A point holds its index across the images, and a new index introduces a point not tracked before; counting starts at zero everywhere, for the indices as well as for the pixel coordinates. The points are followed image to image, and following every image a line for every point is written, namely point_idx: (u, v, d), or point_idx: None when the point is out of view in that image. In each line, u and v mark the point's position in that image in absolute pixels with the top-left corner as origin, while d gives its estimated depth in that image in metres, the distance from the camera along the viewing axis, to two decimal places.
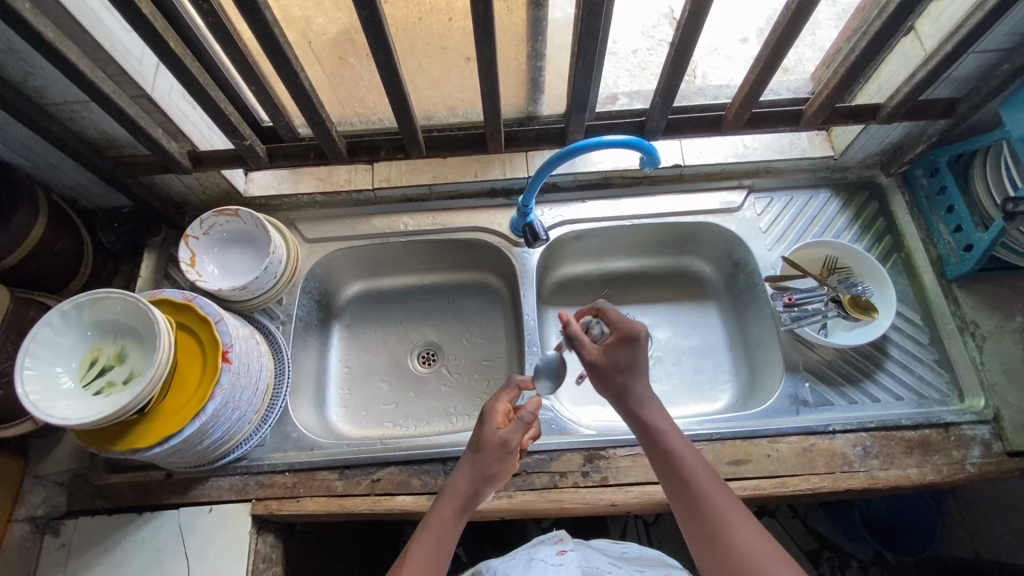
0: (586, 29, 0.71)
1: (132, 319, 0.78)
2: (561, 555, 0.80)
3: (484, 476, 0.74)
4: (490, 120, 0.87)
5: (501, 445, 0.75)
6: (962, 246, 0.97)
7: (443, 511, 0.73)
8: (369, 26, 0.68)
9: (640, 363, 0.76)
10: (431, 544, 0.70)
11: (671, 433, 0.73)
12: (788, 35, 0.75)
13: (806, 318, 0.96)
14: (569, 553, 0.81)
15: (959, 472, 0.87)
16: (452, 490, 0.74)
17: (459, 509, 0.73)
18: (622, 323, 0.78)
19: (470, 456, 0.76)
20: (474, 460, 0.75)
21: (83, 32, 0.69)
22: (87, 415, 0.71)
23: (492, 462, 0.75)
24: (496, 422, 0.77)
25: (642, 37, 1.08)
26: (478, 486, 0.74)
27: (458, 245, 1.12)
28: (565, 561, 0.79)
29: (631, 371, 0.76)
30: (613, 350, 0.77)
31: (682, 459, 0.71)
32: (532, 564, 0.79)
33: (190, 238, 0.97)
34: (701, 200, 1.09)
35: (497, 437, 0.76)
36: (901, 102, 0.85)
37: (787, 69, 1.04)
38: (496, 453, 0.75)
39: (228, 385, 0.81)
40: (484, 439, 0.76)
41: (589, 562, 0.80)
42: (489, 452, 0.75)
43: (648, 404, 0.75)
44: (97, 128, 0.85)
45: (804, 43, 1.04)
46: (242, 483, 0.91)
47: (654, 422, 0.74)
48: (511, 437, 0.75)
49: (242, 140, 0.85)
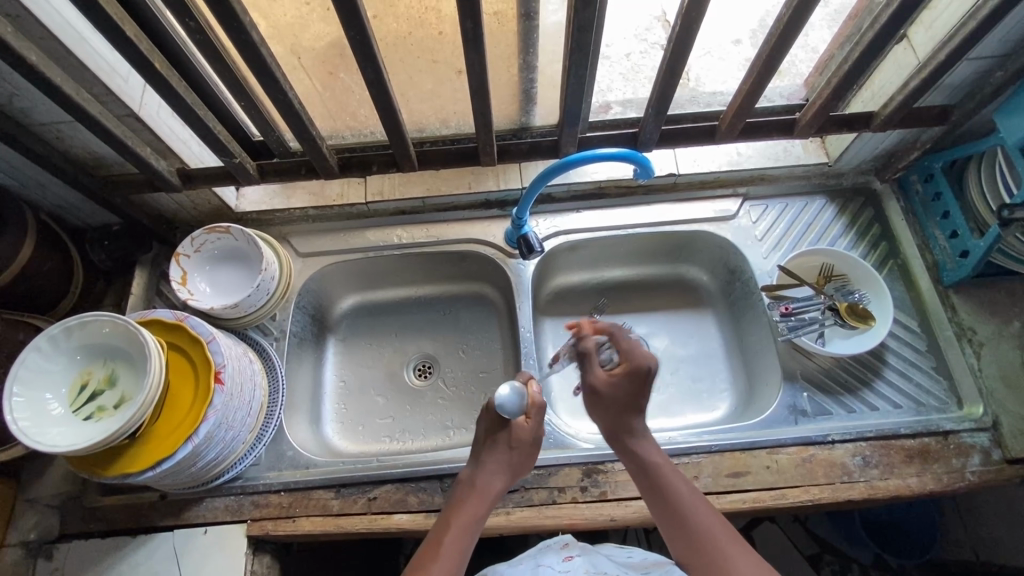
0: (577, 44, 0.70)
1: (123, 341, 0.77)
2: (567, 562, 0.79)
3: (514, 471, 0.82)
4: (483, 134, 0.86)
5: (533, 443, 0.83)
6: (958, 252, 0.97)
7: (473, 508, 0.77)
8: (358, 44, 0.67)
9: (641, 403, 0.81)
10: (461, 541, 0.74)
11: (664, 465, 0.77)
12: (780, 46, 0.75)
13: (803, 327, 0.96)
14: (575, 559, 0.80)
15: (959, 480, 0.87)
16: (483, 488, 0.79)
17: (482, 513, 0.77)
18: (631, 355, 0.82)
19: (500, 456, 0.81)
20: (506, 461, 0.81)
21: (67, 53, 0.68)
22: (77, 442, 0.70)
23: (520, 456, 0.82)
24: (521, 420, 0.83)
25: (634, 41, 1.08)
26: (507, 480, 0.81)
27: (453, 257, 1.11)
28: (572, 567, 0.78)
29: (626, 406, 0.81)
30: (619, 383, 0.82)
31: (672, 482, 0.75)
32: (540, 570, 0.79)
33: (182, 255, 0.96)
34: (696, 208, 1.09)
35: (528, 436, 0.83)
36: (896, 109, 0.84)
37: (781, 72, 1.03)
38: (528, 452, 0.83)
39: (221, 407, 0.80)
40: (515, 442, 0.82)
41: (595, 567, 0.78)
42: (519, 450, 0.82)
43: (640, 436, 0.80)
44: (85, 147, 0.84)
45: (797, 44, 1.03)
46: (237, 503, 0.90)
47: (643, 445, 0.79)
48: (537, 432, 0.84)
49: (231, 158, 0.84)
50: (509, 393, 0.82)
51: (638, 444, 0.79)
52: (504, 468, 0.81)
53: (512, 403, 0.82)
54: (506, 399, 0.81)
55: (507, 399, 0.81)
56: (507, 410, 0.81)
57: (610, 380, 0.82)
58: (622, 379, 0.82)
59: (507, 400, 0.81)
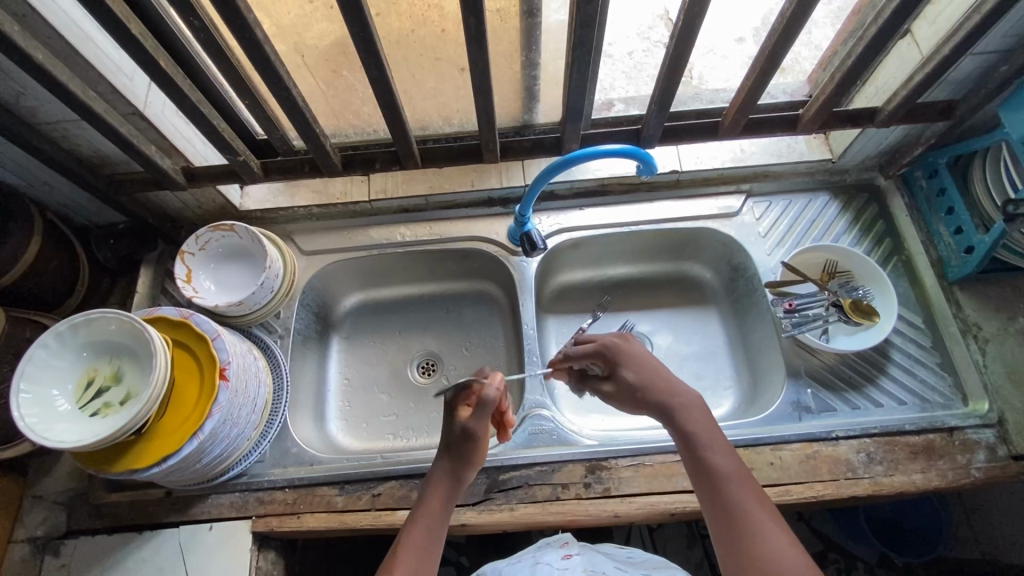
0: (580, 40, 0.70)
1: (129, 338, 0.77)
2: (566, 560, 0.80)
3: (459, 466, 0.76)
4: (486, 131, 0.86)
5: (468, 434, 0.75)
6: (963, 248, 0.96)
7: (433, 507, 0.73)
8: (361, 41, 0.67)
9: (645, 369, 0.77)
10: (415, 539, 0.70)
11: (704, 436, 0.68)
12: (784, 41, 0.73)
13: (806, 323, 0.96)
14: (574, 558, 0.81)
15: (965, 476, 0.87)
16: (432, 487, 0.75)
17: (440, 513, 0.72)
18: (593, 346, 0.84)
19: (441, 454, 0.77)
20: (446, 457, 0.76)
21: (73, 52, 0.68)
22: (84, 437, 0.71)
23: (459, 452, 0.76)
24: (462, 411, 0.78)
25: (636, 39, 1.08)
26: (451, 477, 0.75)
27: (456, 255, 1.11)
28: (570, 565, 0.79)
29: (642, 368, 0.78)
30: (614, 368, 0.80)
31: (711, 453, 0.67)
32: (538, 568, 0.80)
33: (186, 253, 0.96)
34: (699, 205, 1.09)
35: (459, 429, 0.76)
36: (900, 104, 0.84)
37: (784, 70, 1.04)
38: (465, 443, 0.75)
39: (226, 403, 0.81)
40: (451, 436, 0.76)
41: (593, 566, 0.79)
42: (457, 444, 0.76)
43: (676, 402, 0.72)
44: (91, 146, 0.84)
45: (800, 42, 1.03)
46: (242, 500, 0.91)
47: (683, 413, 0.71)
48: (472, 422, 0.75)
49: (236, 155, 0.84)
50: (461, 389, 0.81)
51: (677, 412, 0.71)
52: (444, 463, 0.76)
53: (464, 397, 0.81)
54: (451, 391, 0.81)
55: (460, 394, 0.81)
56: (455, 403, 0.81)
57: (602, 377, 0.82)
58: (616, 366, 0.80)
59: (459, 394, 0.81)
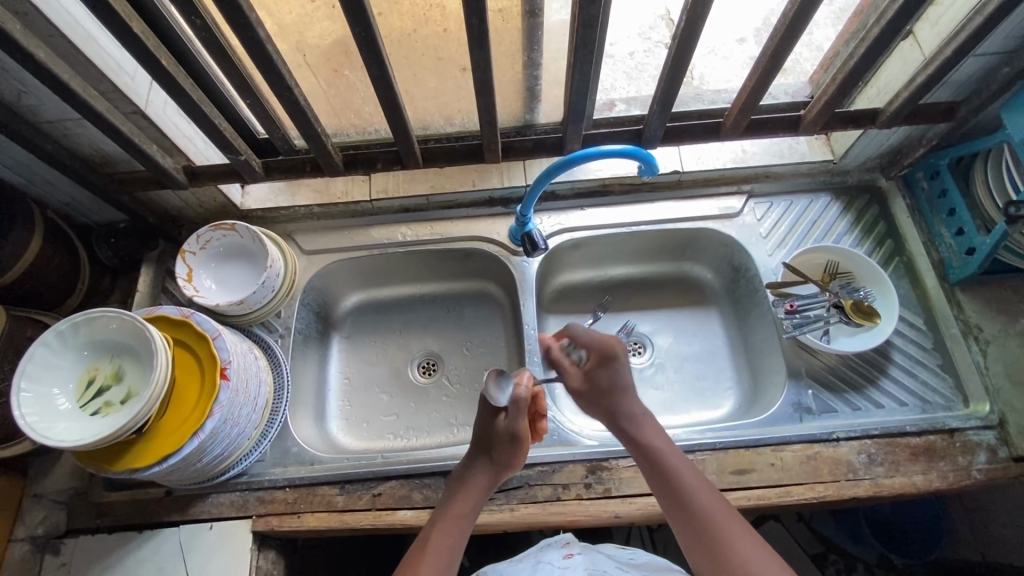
0: (582, 41, 0.69)
1: (129, 337, 0.77)
2: (568, 559, 0.79)
3: (499, 467, 0.80)
4: (487, 131, 0.86)
5: (513, 437, 0.79)
6: (964, 249, 0.96)
7: (458, 510, 0.78)
8: (363, 40, 0.67)
9: (624, 383, 0.81)
10: (444, 538, 0.75)
11: (671, 455, 0.76)
12: (786, 42, 0.73)
13: (808, 324, 0.95)
14: (575, 557, 0.80)
15: (966, 478, 0.87)
16: (469, 488, 0.79)
17: (468, 516, 0.78)
18: (595, 341, 0.83)
19: (484, 456, 0.81)
20: (488, 459, 0.80)
21: (75, 51, 0.68)
22: (84, 436, 0.71)
23: (501, 452, 0.80)
24: (500, 415, 0.81)
25: (638, 39, 1.07)
26: (490, 477, 0.80)
27: (457, 254, 1.11)
28: (572, 564, 0.79)
29: (611, 392, 0.81)
30: (596, 374, 0.82)
31: (673, 465, 0.75)
32: (539, 567, 0.79)
33: (187, 252, 0.96)
34: (700, 205, 1.09)
35: (504, 432, 0.79)
36: (902, 106, 0.84)
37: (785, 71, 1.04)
38: (509, 447, 0.79)
39: (226, 403, 0.81)
40: (492, 437, 0.80)
41: (595, 566, 0.78)
42: (500, 448, 0.80)
43: (640, 419, 0.80)
44: (92, 144, 0.84)
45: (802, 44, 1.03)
46: (242, 499, 0.91)
47: (645, 429, 0.79)
48: (516, 426, 0.79)
49: (237, 155, 0.84)
50: (500, 381, 0.83)
51: (640, 429, 0.79)
52: (485, 464, 0.80)
53: (507, 393, 0.83)
54: (489, 383, 0.82)
55: (499, 389, 0.83)
56: (499, 394, 0.82)
57: (588, 374, 0.83)
58: (597, 370, 0.82)
59: (500, 388, 0.83)
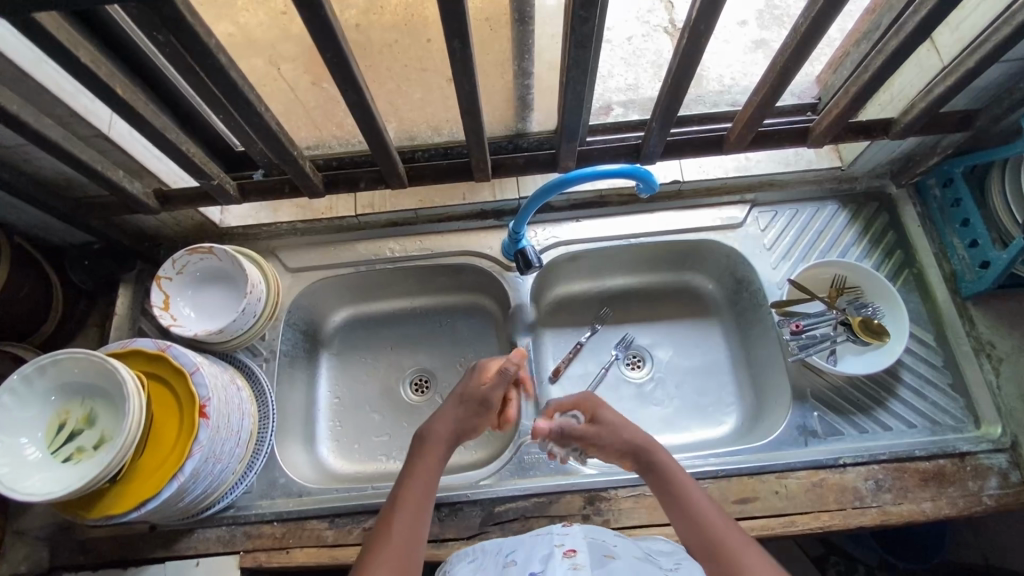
0: (575, 61, 0.63)
1: (100, 379, 0.73)
2: (566, 528, 0.77)
3: (464, 423, 0.81)
4: (475, 151, 0.80)
5: (483, 400, 0.81)
6: (977, 263, 0.92)
7: (429, 459, 0.76)
8: (336, 66, 0.60)
9: (626, 428, 0.80)
10: (416, 487, 0.73)
11: (680, 473, 0.75)
12: (798, 58, 0.66)
13: (814, 345, 0.91)
14: (575, 527, 0.77)
15: (976, 504, 0.84)
16: (433, 442, 0.78)
17: (436, 466, 0.76)
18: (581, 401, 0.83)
19: (451, 405, 0.81)
20: (457, 411, 0.81)
21: (26, 77, 0.63)
22: (55, 488, 0.67)
23: (472, 409, 0.81)
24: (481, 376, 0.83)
25: (635, 23, 1.01)
26: (455, 430, 0.80)
27: (448, 269, 1.06)
28: (571, 533, 0.76)
29: (617, 434, 0.79)
30: (596, 425, 0.81)
31: (684, 487, 0.73)
32: (538, 538, 0.77)
33: (163, 278, 0.91)
34: (701, 216, 1.04)
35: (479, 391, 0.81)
36: (918, 116, 0.78)
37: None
38: (478, 404, 0.81)
39: (206, 442, 0.77)
40: (467, 391, 0.82)
41: (595, 535, 0.76)
42: (472, 403, 0.81)
43: (652, 447, 0.78)
44: (55, 169, 0.79)
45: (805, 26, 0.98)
46: (229, 534, 0.88)
47: (660, 456, 0.77)
48: (495, 390, 0.82)
49: (210, 180, 0.78)
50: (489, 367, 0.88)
51: (657, 455, 0.77)
52: (455, 415, 0.80)
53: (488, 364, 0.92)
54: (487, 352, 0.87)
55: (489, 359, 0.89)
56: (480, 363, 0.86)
57: (589, 427, 0.81)
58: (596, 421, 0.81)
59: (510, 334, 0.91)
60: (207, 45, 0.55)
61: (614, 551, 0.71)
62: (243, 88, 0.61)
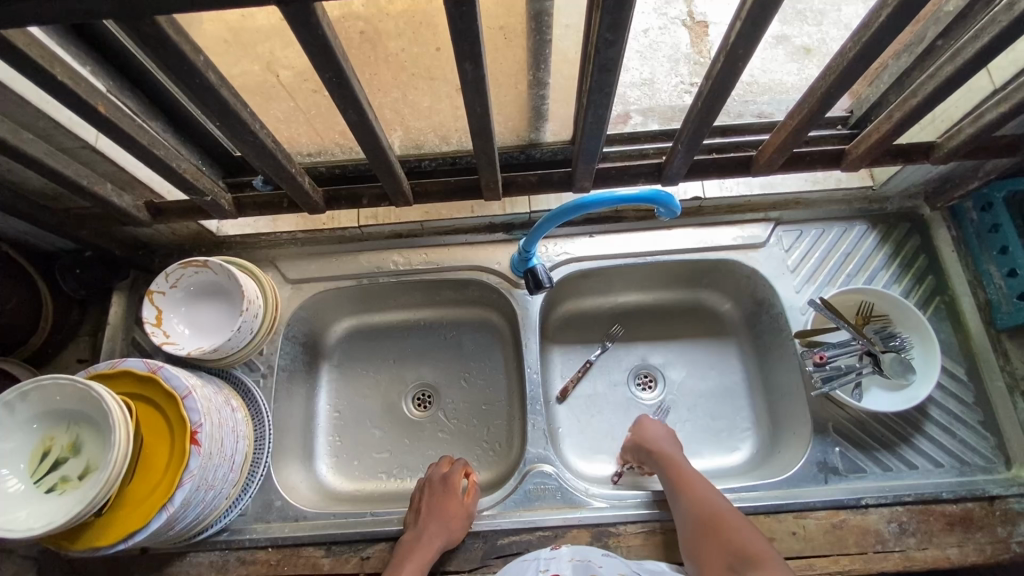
0: (598, 85, 0.58)
1: (86, 405, 0.69)
2: (553, 550, 0.77)
3: (450, 526, 0.80)
4: (485, 171, 0.75)
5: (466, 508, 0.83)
6: (1016, 294, 0.87)
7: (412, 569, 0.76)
8: (336, 87, 0.55)
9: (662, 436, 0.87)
10: None
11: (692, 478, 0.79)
12: (841, 84, 0.60)
13: (838, 378, 0.86)
14: (562, 548, 0.77)
15: (1004, 552, 0.79)
16: (422, 550, 0.77)
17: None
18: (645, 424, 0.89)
19: (432, 516, 0.80)
20: (441, 515, 0.80)
21: (2, 89, 0.58)
22: (37, 522, 0.64)
23: (457, 515, 0.81)
24: (461, 492, 0.84)
25: (653, 15, 0.95)
26: (441, 547, 0.79)
27: (454, 284, 1.02)
28: (557, 555, 0.75)
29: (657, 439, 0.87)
30: (649, 427, 0.89)
31: (696, 491, 0.77)
32: (523, 561, 0.76)
33: (156, 293, 0.87)
34: (720, 234, 0.99)
35: (461, 512, 0.82)
36: (964, 142, 0.72)
37: (811, 49, 0.90)
38: (461, 518, 0.82)
39: (198, 471, 0.73)
40: (451, 507, 0.81)
41: (582, 556, 0.74)
42: (455, 511, 0.81)
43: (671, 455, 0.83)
44: (40, 180, 0.74)
45: (829, 21, 0.90)
46: (222, 559, 0.85)
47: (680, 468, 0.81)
48: (473, 502, 0.84)
49: (203, 195, 0.74)
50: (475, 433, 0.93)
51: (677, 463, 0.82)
52: (442, 530, 0.79)
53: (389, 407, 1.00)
54: (458, 471, 0.87)
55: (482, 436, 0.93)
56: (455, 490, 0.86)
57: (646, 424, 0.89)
58: (650, 425, 0.89)
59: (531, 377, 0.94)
60: (195, 64, 0.50)
61: (600, 573, 0.70)
62: (236, 107, 0.57)
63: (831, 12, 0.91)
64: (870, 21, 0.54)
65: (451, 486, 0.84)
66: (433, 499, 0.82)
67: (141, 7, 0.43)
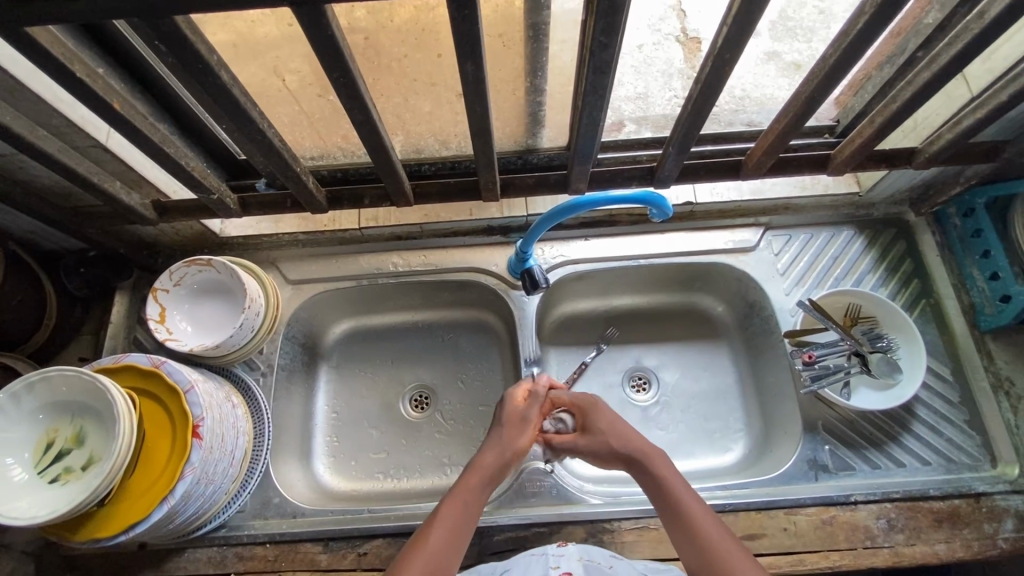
0: (593, 87, 0.61)
1: (90, 397, 0.70)
2: (561, 547, 0.76)
3: (505, 439, 0.79)
4: (484, 172, 0.78)
5: (520, 416, 0.82)
6: (998, 296, 0.90)
7: (471, 480, 0.73)
8: (342, 86, 0.58)
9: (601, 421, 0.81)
10: (448, 526, 0.67)
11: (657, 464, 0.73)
12: (824, 88, 0.63)
13: (826, 377, 0.89)
14: (569, 545, 0.77)
15: (990, 548, 0.81)
16: (478, 462, 0.76)
17: (478, 488, 0.73)
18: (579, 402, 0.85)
19: (493, 435, 0.80)
20: (496, 432, 0.80)
21: (20, 87, 0.60)
22: (40, 512, 0.65)
23: (512, 428, 0.81)
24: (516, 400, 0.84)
25: (647, 31, 0.98)
26: (501, 454, 0.77)
27: (452, 285, 1.04)
28: (567, 553, 0.75)
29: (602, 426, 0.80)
30: (587, 421, 0.82)
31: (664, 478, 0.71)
32: (531, 558, 0.76)
33: (160, 291, 0.89)
34: (712, 238, 1.01)
35: (515, 416, 0.82)
36: (944, 147, 0.75)
37: (801, 66, 0.94)
38: (517, 427, 0.81)
39: (199, 464, 0.74)
40: (505, 417, 0.82)
41: (590, 555, 0.75)
42: (508, 424, 0.81)
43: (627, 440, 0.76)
44: (50, 178, 0.76)
45: (820, 38, 0.93)
46: (219, 555, 0.85)
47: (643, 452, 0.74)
48: (530, 410, 0.83)
49: (209, 193, 0.76)
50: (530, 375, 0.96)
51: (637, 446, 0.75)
52: (496, 439, 0.79)
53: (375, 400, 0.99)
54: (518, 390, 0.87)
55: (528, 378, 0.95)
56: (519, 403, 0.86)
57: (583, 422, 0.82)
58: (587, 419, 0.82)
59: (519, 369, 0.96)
60: (209, 62, 0.53)
61: None
62: (245, 105, 0.59)
63: (821, 29, 0.94)
64: (849, 27, 0.57)
65: (507, 398, 0.84)
66: (492, 417, 0.84)
67: (160, 6, 0.45)
